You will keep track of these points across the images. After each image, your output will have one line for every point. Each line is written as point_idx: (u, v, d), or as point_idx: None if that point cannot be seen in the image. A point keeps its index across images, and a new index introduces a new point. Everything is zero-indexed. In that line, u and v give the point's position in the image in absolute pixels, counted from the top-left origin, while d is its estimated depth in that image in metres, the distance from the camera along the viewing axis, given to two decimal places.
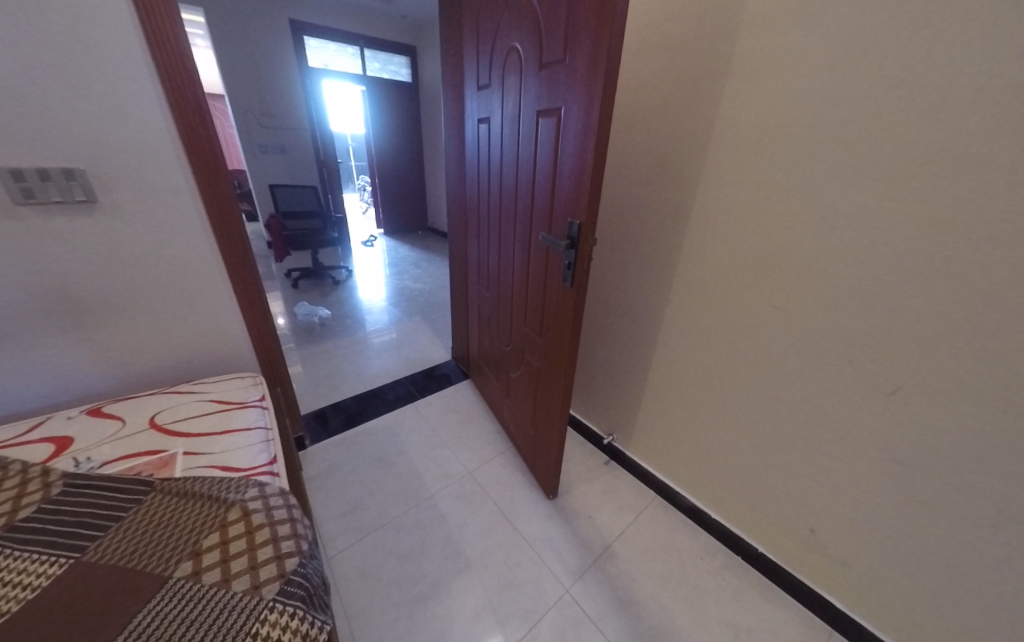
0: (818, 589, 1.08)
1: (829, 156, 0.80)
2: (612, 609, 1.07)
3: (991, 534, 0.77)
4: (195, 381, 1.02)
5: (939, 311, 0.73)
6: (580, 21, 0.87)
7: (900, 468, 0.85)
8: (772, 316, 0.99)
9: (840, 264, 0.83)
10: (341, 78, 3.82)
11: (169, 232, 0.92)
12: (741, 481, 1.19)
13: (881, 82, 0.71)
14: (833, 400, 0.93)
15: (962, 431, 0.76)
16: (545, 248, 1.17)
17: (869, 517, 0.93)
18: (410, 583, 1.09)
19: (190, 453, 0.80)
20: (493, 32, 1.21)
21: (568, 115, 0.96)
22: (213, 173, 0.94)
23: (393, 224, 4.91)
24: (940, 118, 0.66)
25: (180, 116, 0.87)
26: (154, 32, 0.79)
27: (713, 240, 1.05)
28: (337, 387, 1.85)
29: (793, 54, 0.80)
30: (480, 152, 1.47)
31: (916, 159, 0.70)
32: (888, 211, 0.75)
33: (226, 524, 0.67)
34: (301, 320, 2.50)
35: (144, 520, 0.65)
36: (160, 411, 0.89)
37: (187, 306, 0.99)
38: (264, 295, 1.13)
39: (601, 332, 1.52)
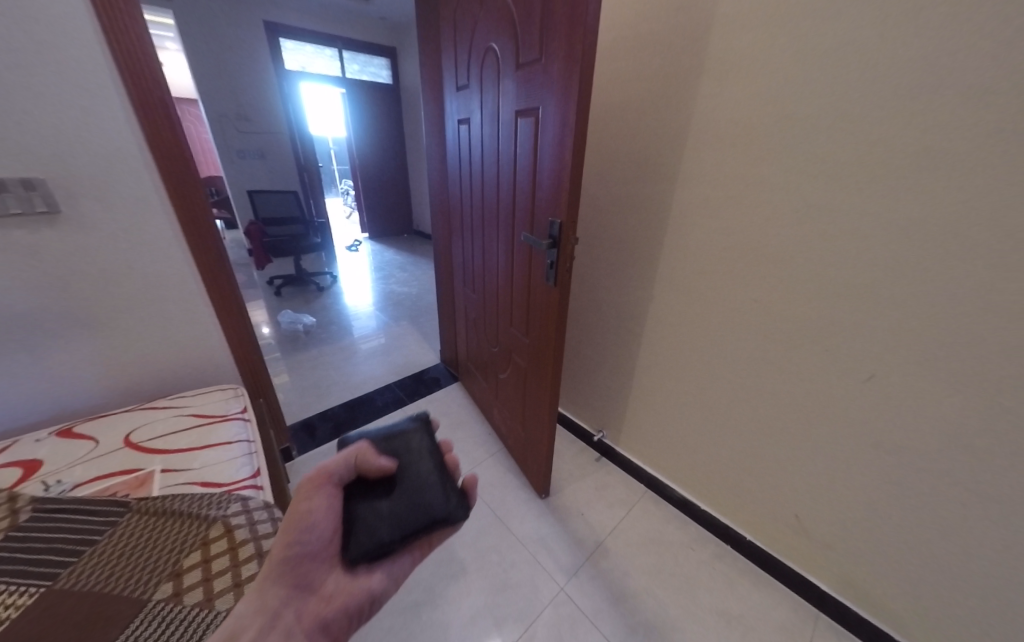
0: (809, 576, 1.05)
1: (815, 138, 0.78)
2: (607, 605, 1.04)
3: (976, 513, 0.75)
4: (173, 397, 1.01)
5: (925, 289, 0.71)
6: (555, 15, 0.81)
7: (882, 454, 0.84)
8: (757, 307, 0.96)
9: (825, 250, 0.82)
10: (320, 79, 3.85)
11: (141, 243, 0.91)
12: (730, 476, 1.16)
13: (889, 49, 0.66)
14: (822, 391, 0.90)
15: (945, 414, 0.75)
16: (528, 249, 1.12)
17: (870, 507, 0.89)
18: (405, 591, 1.06)
19: (168, 470, 0.78)
20: (470, 31, 1.16)
21: (546, 113, 0.90)
22: (184, 180, 0.92)
23: (376, 226, 4.94)
24: (964, 82, 0.61)
25: (147, 121, 0.84)
26: (116, 35, 0.77)
27: (697, 231, 1.02)
28: (323, 395, 1.86)
29: (789, 28, 0.76)
30: (461, 154, 1.42)
31: (933, 125, 0.65)
32: (869, 193, 0.74)
33: (208, 541, 0.63)
34: (286, 328, 2.51)
35: (118, 543, 0.60)
36: (136, 428, 0.87)
37: (165, 317, 0.99)
38: (244, 306, 1.12)
39: (586, 330, 1.47)
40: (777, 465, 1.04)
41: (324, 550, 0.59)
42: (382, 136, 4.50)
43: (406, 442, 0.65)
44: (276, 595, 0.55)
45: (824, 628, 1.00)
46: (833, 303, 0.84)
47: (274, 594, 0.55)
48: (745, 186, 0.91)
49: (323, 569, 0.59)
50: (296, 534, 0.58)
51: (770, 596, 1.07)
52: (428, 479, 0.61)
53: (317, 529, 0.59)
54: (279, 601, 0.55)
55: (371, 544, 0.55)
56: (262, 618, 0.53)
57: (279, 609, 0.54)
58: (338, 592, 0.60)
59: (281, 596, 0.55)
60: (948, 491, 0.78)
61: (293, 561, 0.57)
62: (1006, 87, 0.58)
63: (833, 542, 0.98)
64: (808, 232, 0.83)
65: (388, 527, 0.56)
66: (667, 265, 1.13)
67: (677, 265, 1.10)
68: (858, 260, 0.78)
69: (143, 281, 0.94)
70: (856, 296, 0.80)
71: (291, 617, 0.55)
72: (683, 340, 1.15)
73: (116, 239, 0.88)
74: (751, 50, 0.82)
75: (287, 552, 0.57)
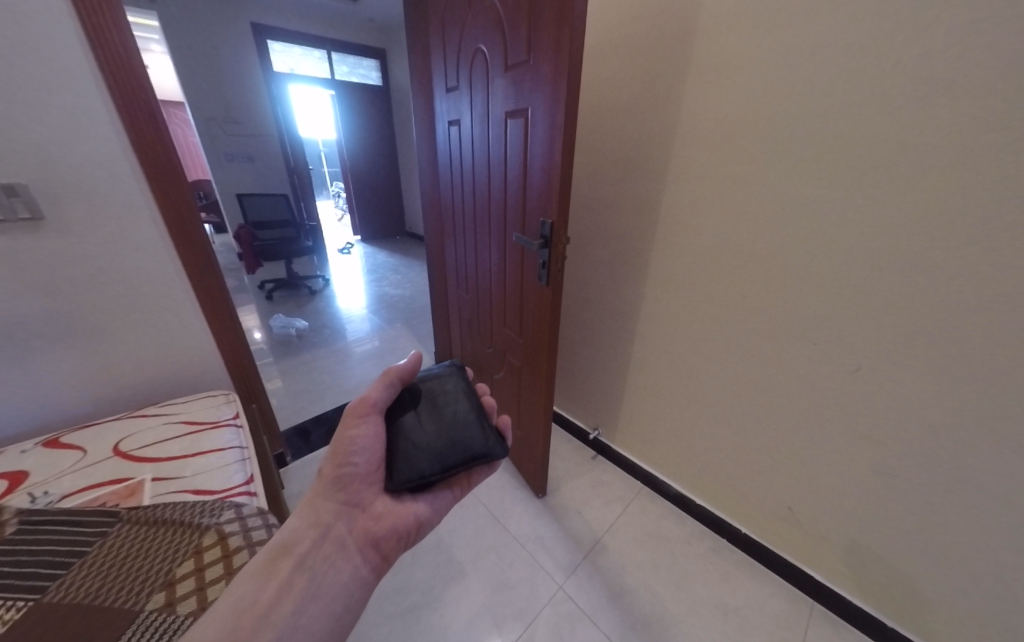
0: (802, 567, 1.07)
1: (801, 136, 0.79)
2: (605, 602, 1.05)
3: (963, 500, 0.77)
4: (163, 404, 1.00)
5: (912, 283, 0.73)
6: (542, 17, 0.82)
7: (871, 445, 0.86)
8: (747, 303, 0.98)
9: (812, 245, 0.83)
10: (309, 81, 3.83)
11: (127, 248, 0.90)
12: (724, 471, 1.17)
13: (870, 49, 0.68)
14: (812, 385, 0.92)
15: (932, 405, 0.76)
16: (520, 249, 1.12)
17: (861, 497, 0.90)
18: (403, 595, 1.06)
19: (158, 479, 0.77)
20: (459, 32, 1.16)
21: (535, 114, 0.90)
22: (172, 184, 0.91)
23: (369, 228, 4.91)
24: (945, 78, 0.63)
25: (132, 125, 0.83)
26: (98, 37, 0.76)
27: (687, 229, 1.03)
28: (317, 399, 1.85)
29: (774, 28, 0.77)
30: (452, 155, 1.42)
31: (917, 122, 0.66)
32: (854, 189, 0.75)
33: (201, 550, 0.62)
34: (278, 332, 2.48)
35: (109, 553, 0.59)
36: (125, 437, 0.86)
37: (153, 323, 0.98)
38: (234, 311, 1.10)
39: (580, 329, 1.48)
40: (770, 458, 1.05)
41: (370, 475, 0.69)
42: (373, 138, 4.48)
43: (446, 385, 0.76)
44: (329, 510, 0.66)
45: (819, 618, 1.01)
46: (821, 298, 0.85)
47: (327, 508, 0.66)
48: (733, 184, 0.92)
49: (369, 492, 0.70)
50: (346, 459, 0.68)
51: (765, 588, 1.08)
52: (467, 421, 0.70)
53: (365, 456, 0.69)
54: (331, 515, 0.66)
55: (416, 473, 0.65)
56: (317, 529, 0.64)
57: (332, 522, 0.65)
58: (385, 512, 0.70)
59: (333, 511, 0.66)
60: (934, 479, 0.79)
61: (342, 485, 0.68)
62: (983, 85, 0.60)
63: (826, 533, 0.99)
64: (795, 229, 0.85)
65: (431, 459, 0.66)
66: (658, 263, 1.13)
67: (667, 263, 1.11)
68: (845, 256, 0.79)
69: (130, 288, 0.92)
70: (845, 291, 0.81)
71: (343, 529, 0.66)
72: (675, 336, 1.16)
73: (100, 244, 0.87)
74: (736, 50, 0.83)
75: (336, 476, 0.67)
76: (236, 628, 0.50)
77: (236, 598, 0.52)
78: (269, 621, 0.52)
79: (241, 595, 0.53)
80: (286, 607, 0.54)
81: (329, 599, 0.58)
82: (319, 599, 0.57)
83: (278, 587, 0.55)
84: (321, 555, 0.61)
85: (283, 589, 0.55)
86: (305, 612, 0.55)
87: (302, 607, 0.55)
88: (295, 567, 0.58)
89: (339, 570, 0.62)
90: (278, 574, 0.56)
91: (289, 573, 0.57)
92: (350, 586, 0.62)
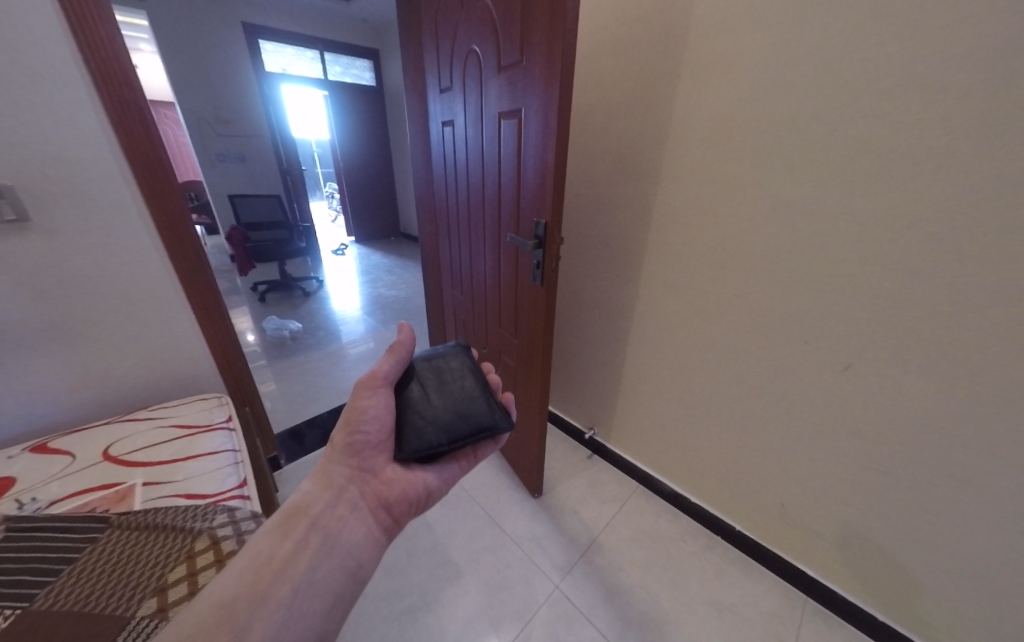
0: (795, 563, 1.08)
1: (792, 137, 0.80)
2: (601, 600, 1.05)
3: (950, 495, 0.79)
4: (155, 407, 0.99)
5: (900, 281, 0.74)
6: (535, 18, 0.82)
7: (861, 442, 0.87)
8: (739, 303, 0.99)
9: (803, 245, 0.84)
10: (302, 81, 3.81)
11: (116, 249, 0.88)
12: (718, 469, 1.19)
13: (859, 52, 0.69)
14: (804, 383, 0.93)
15: (920, 402, 0.77)
16: (514, 250, 1.13)
17: (852, 493, 0.92)
18: (399, 597, 1.06)
19: (150, 483, 0.76)
20: (452, 33, 1.16)
21: (528, 114, 0.91)
22: (162, 185, 0.90)
23: (363, 229, 4.89)
24: (930, 82, 0.64)
25: (120, 124, 0.82)
26: (86, 36, 0.75)
27: (680, 230, 1.04)
28: (311, 401, 1.83)
29: (765, 30, 0.78)
30: (446, 156, 1.42)
31: (904, 123, 0.67)
32: (843, 190, 0.76)
33: (193, 555, 0.61)
34: (271, 334, 2.46)
35: (99, 559, 0.58)
36: (116, 441, 0.85)
37: (144, 326, 0.96)
38: (226, 313, 1.09)
39: (574, 328, 1.49)
40: (763, 456, 1.06)
41: (381, 442, 0.71)
42: (366, 138, 4.47)
43: (453, 361, 0.77)
44: (341, 474, 0.68)
45: (812, 613, 1.03)
46: (812, 297, 0.86)
47: (340, 472, 0.68)
48: (725, 185, 0.93)
49: (380, 458, 0.71)
50: (358, 426, 0.70)
51: (759, 584, 1.09)
52: (474, 396, 0.72)
53: (375, 425, 0.71)
54: (344, 479, 0.68)
55: (425, 443, 0.66)
56: (330, 492, 0.65)
57: (345, 486, 0.67)
58: (396, 478, 0.72)
59: (345, 476, 0.68)
60: (923, 474, 0.81)
61: (354, 450, 0.70)
62: (967, 88, 0.61)
63: (818, 529, 1.00)
64: (786, 228, 0.86)
65: (439, 431, 0.68)
66: (651, 263, 1.14)
67: (661, 263, 1.12)
68: (835, 255, 0.80)
69: (120, 290, 0.91)
70: (835, 289, 0.82)
71: (355, 492, 0.67)
72: (670, 336, 1.17)
73: (88, 246, 0.85)
74: (728, 52, 0.84)
75: (349, 442, 0.69)
76: (254, 580, 0.51)
77: (253, 554, 0.54)
78: (287, 574, 0.53)
79: (257, 552, 0.54)
80: (302, 562, 0.55)
81: (343, 556, 0.60)
82: (334, 555, 0.59)
83: (294, 545, 0.56)
84: (335, 515, 0.63)
85: (299, 546, 0.57)
86: (320, 567, 0.56)
87: (318, 562, 0.56)
88: (310, 526, 0.60)
89: (352, 530, 0.63)
90: (293, 532, 0.58)
91: (303, 531, 0.59)
92: (363, 545, 0.63)
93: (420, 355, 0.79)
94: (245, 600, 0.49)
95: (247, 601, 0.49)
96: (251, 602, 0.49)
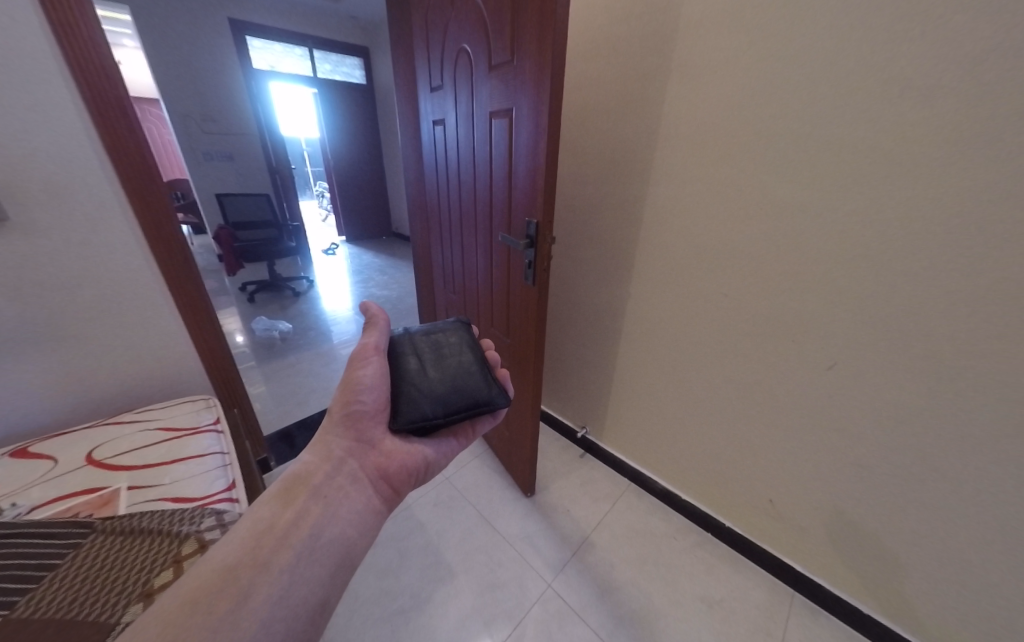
0: (783, 558, 1.10)
1: (781, 139, 0.81)
2: (594, 598, 1.06)
3: (932, 489, 0.81)
4: (140, 409, 0.96)
5: (884, 280, 0.76)
6: (525, 19, 0.82)
7: (847, 438, 0.89)
8: (728, 302, 1.00)
9: (792, 245, 0.86)
10: (291, 79, 3.76)
11: (100, 249, 0.86)
12: (708, 466, 1.20)
13: (847, 55, 0.70)
14: (792, 381, 0.95)
15: (904, 398, 0.80)
16: (506, 249, 1.13)
17: (838, 488, 0.94)
18: (391, 598, 1.05)
19: (135, 487, 0.74)
20: (442, 32, 1.15)
21: (519, 114, 0.91)
22: (146, 184, 0.87)
23: (353, 229, 4.85)
24: (915, 86, 0.65)
25: (102, 120, 0.80)
26: (65, 30, 0.72)
27: (670, 229, 1.05)
28: (301, 403, 1.81)
29: (756, 33, 0.79)
30: (437, 155, 1.41)
31: (890, 127, 0.69)
32: (830, 191, 0.78)
33: (180, 559, 0.61)
34: (260, 335, 2.43)
35: (82, 565, 0.57)
36: (100, 444, 0.83)
37: (128, 328, 0.93)
38: (215, 314, 1.07)
39: (566, 328, 1.49)
40: (752, 453, 1.08)
41: (379, 412, 0.72)
42: (357, 137, 4.43)
43: (452, 336, 0.79)
44: (340, 446, 0.68)
45: (799, 607, 1.04)
46: (800, 296, 0.88)
47: (338, 444, 0.68)
48: (715, 185, 0.94)
49: (379, 429, 0.71)
50: (354, 397, 0.71)
51: (749, 579, 1.11)
52: (471, 370, 0.73)
53: (373, 394, 0.72)
54: (343, 450, 0.68)
55: (420, 413, 0.67)
56: (330, 463, 0.65)
57: (344, 457, 0.67)
58: (395, 450, 0.72)
59: (344, 447, 0.68)
60: (906, 470, 0.83)
61: (352, 422, 0.70)
62: (949, 93, 0.63)
63: (806, 523, 1.02)
64: (774, 228, 0.87)
65: (435, 402, 0.69)
66: (642, 263, 1.15)
67: (651, 263, 1.13)
68: (822, 254, 0.82)
69: (104, 291, 0.88)
70: (821, 287, 0.84)
71: (355, 464, 0.67)
72: (660, 335, 1.18)
73: (69, 245, 0.82)
74: (719, 54, 0.84)
75: (346, 413, 0.70)
76: (255, 546, 0.52)
77: (253, 523, 0.54)
78: (288, 542, 0.53)
79: (258, 520, 0.54)
80: (304, 529, 0.56)
81: (344, 524, 0.60)
82: (336, 522, 0.59)
83: (294, 513, 0.57)
84: (335, 485, 0.63)
85: (299, 515, 0.57)
86: (322, 534, 0.57)
87: (320, 530, 0.57)
88: (311, 496, 0.60)
89: (353, 499, 0.63)
90: (294, 502, 0.58)
91: (305, 500, 0.59)
92: (365, 515, 0.63)
93: (420, 329, 0.80)
94: (244, 577, 0.49)
95: (249, 568, 0.50)
96: (253, 570, 0.50)
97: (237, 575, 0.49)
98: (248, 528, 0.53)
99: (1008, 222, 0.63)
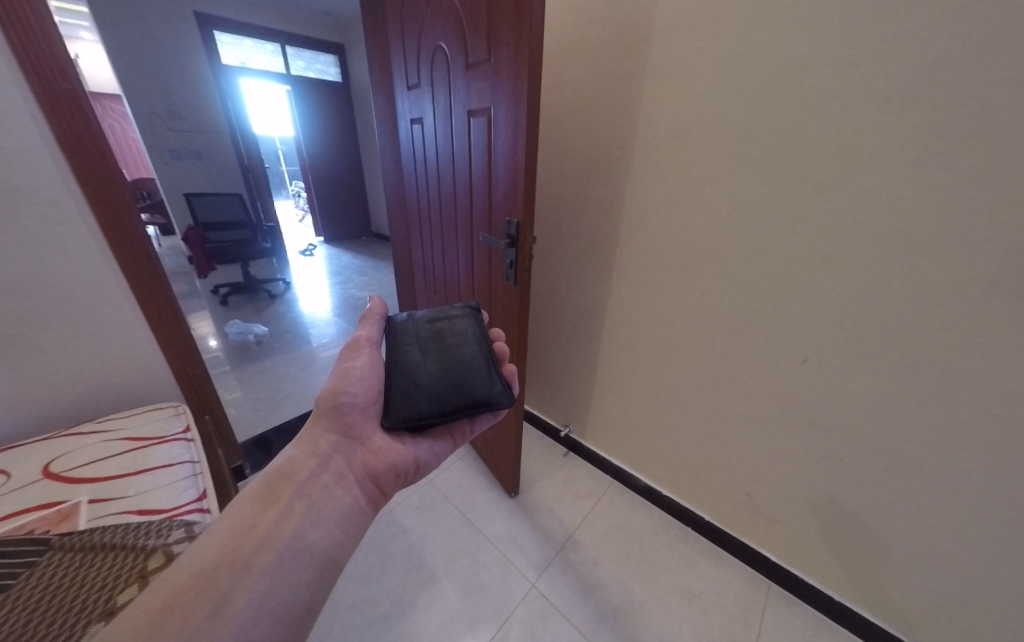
0: (758, 548, 1.14)
1: (752, 141, 0.84)
2: (579, 595, 1.07)
3: (894, 476, 0.85)
4: (101, 419, 0.91)
5: (847, 277, 0.80)
6: (501, 17, 0.83)
7: (816, 428, 0.93)
8: (703, 300, 1.03)
9: (766, 243, 0.89)
10: (263, 76, 3.65)
11: (55, 252, 0.81)
12: (687, 461, 1.23)
13: (812, 60, 0.73)
14: (764, 375, 0.98)
15: (867, 390, 0.84)
16: (487, 249, 1.12)
17: (809, 477, 0.98)
18: (373, 605, 1.03)
19: (97, 500, 0.70)
20: (418, 29, 1.14)
21: (497, 112, 0.91)
22: (105, 181, 0.82)
23: (332, 230, 4.76)
24: (873, 92, 0.69)
25: (54, 114, 0.75)
26: (9, 17, 0.67)
27: (647, 229, 1.08)
28: (280, 408, 1.77)
29: (726, 37, 0.81)
30: (415, 153, 1.40)
31: (854, 129, 0.73)
32: (798, 191, 0.81)
33: (146, 574, 0.58)
34: (233, 339, 2.35)
35: (37, 584, 0.54)
36: (58, 456, 0.78)
37: (90, 333, 0.89)
38: (183, 318, 1.02)
39: (548, 328, 1.50)
40: (728, 445, 1.11)
41: (368, 406, 0.72)
42: (334, 135, 4.35)
43: (460, 326, 0.76)
44: (327, 441, 0.67)
45: (774, 597, 1.08)
46: (771, 293, 0.91)
47: (325, 440, 0.67)
48: (690, 186, 0.96)
49: (368, 425, 0.71)
50: (344, 389, 0.71)
51: (727, 572, 1.14)
52: (474, 367, 0.71)
53: (363, 385, 0.73)
54: (329, 446, 0.66)
55: (415, 411, 0.67)
56: (315, 459, 0.64)
57: (331, 453, 0.66)
58: (384, 448, 0.71)
59: (331, 443, 0.67)
60: (869, 458, 0.88)
61: (339, 414, 0.70)
62: (905, 99, 0.67)
63: (779, 513, 1.07)
64: (747, 227, 0.90)
65: (431, 400, 0.68)
66: (621, 262, 1.17)
67: (630, 262, 1.15)
68: (793, 253, 0.86)
69: (63, 294, 0.83)
70: (792, 284, 0.88)
71: (342, 461, 0.66)
72: (640, 334, 1.20)
73: (21, 249, 0.77)
74: (692, 57, 0.87)
75: (334, 404, 0.69)
76: (235, 549, 0.50)
77: (233, 521, 0.53)
78: (269, 543, 0.52)
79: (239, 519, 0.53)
80: (286, 531, 0.54)
81: (329, 524, 0.59)
82: (320, 523, 0.58)
83: (277, 513, 0.55)
84: (320, 483, 0.61)
85: (282, 515, 0.55)
86: (305, 536, 0.55)
87: (303, 532, 0.55)
88: (295, 493, 0.58)
89: (338, 499, 0.62)
90: (277, 501, 0.56)
91: (288, 499, 0.57)
92: (350, 516, 0.62)
93: (425, 316, 0.78)
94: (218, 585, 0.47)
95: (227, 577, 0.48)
96: (225, 577, 0.48)
97: (212, 586, 0.47)
98: (227, 532, 0.51)
99: (952, 224, 0.68)
